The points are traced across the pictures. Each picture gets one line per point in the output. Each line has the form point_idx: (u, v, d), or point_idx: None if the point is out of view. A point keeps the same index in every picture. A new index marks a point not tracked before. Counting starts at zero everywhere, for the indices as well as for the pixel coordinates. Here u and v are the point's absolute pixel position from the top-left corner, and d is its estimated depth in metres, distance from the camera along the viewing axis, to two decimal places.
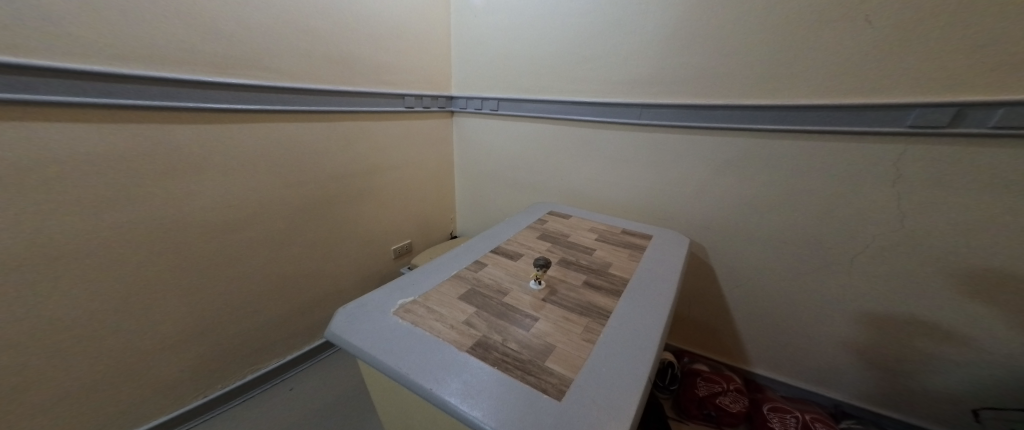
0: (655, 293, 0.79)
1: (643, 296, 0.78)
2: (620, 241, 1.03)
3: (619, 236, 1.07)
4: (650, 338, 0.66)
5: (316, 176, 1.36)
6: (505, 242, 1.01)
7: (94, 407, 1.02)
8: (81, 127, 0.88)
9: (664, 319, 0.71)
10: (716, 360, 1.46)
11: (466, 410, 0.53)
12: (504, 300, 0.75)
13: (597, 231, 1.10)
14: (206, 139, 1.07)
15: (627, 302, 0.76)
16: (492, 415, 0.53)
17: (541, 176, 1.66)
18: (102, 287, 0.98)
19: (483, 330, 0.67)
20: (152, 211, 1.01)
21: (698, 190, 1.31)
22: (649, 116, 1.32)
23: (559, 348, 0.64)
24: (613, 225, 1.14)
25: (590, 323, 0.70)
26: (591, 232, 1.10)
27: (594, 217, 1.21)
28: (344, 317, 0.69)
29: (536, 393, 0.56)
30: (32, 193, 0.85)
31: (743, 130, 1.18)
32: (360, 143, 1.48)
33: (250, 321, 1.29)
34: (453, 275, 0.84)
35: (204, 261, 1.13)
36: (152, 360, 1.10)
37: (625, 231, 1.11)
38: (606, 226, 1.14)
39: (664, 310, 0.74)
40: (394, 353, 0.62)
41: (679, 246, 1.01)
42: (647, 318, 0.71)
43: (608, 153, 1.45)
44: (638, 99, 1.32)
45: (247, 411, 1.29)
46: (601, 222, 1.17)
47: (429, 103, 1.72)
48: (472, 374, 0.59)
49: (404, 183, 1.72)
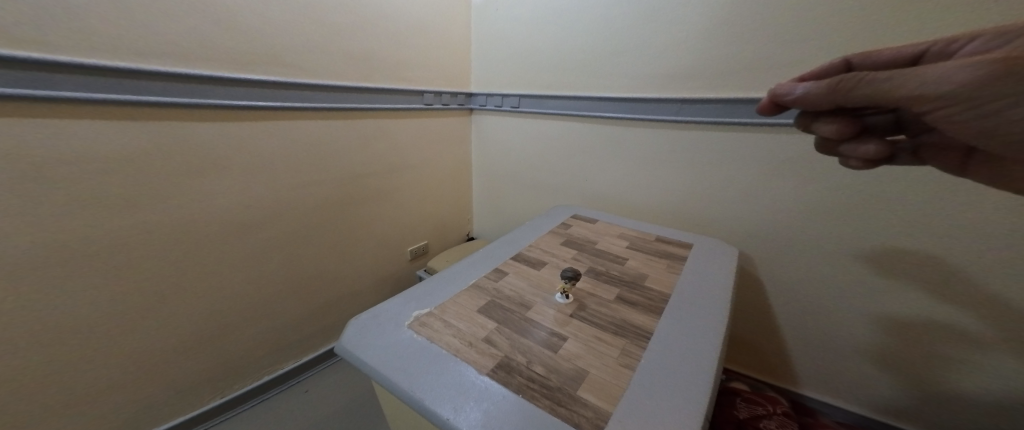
0: (702, 311, 0.70)
1: (688, 313, 0.69)
2: (655, 250, 0.94)
3: (653, 243, 0.98)
4: (702, 366, 0.58)
5: (333, 175, 1.33)
6: (527, 248, 0.95)
7: (112, 410, 1.00)
8: (101, 122, 0.86)
9: (719, 343, 0.63)
10: (756, 378, 1.36)
11: None
12: (527, 314, 0.70)
13: (627, 238, 1.01)
14: (224, 137, 1.05)
15: (669, 320, 0.68)
16: None
17: (563, 177, 1.57)
18: (122, 286, 0.95)
19: (505, 350, 0.61)
20: (172, 210, 1.00)
21: (739, 193, 1.20)
22: (688, 113, 1.22)
23: (592, 374, 0.57)
24: (645, 232, 1.05)
25: (626, 345, 0.63)
26: (621, 238, 1.01)
27: (623, 222, 1.12)
28: (356, 329, 0.68)
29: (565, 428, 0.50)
30: (54, 190, 0.83)
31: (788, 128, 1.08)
32: (379, 141, 1.44)
33: (267, 322, 1.27)
34: (472, 284, 0.80)
35: (222, 260, 1.11)
36: (170, 361, 1.07)
37: (659, 238, 1.02)
38: (637, 233, 1.05)
39: (718, 332, 0.65)
40: (406, 372, 0.58)
41: (722, 255, 0.91)
42: (697, 341, 0.63)
43: (639, 153, 1.34)
44: (677, 95, 1.22)
45: (264, 414, 1.27)
46: (631, 227, 1.08)
47: (449, 101, 1.66)
48: (492, 401, 0.53)
49: (422, 182, 1.67)
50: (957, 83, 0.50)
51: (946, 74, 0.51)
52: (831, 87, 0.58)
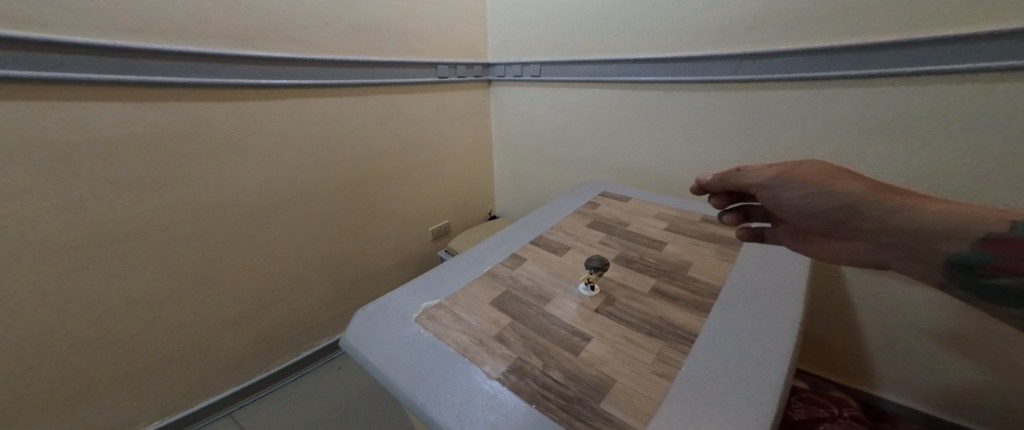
0: (764, 309, 0.58)
1: (744, 311, 0.58)
2: (702, 234, 0.81)
3: (697, 225, 0.85)
4: (765, 378, 0.47)
5: (348, 156, 1.27)
6: (548, 232, 0.86)
7: (149, 392, 1.03)
8: (107, 105, 0.81)
9: (791, 351, 0.51)
10: (819, 377, 1.21)
11: None
12: (545, 309, 0.62)
13: (665, 219, 0.89)
14: (234, 119, 1.00)
15: (721, 320, 0.57)
16: None
17: (592, 150, 1.44)
18: (147, 275, 0.95)
19: (518, 351, 0.54)
20: (189, 196, 0.97)
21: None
22: (748, 71, 1.02)
23: (620, 382, 0.48)
24: (687, 211, 0.92)
25: (664, 348, 0.53)
26: (657, 218, 0.89)
27: (659, 199, 0.99)
28: (362, 321, 0.62)
29: None
30: (71, 179, 0.80)
31: (888, 77, 0.85)
32: (393, 118, 1.37)
33: (291, 305, 1.27)
34: (486, 272, 0.73)
35: (242, 246, 1.10)
36: (200, 346, 1.09)
37: (706, 218, 0.88)
38: (678, 212, 0.91)
39: (788, 337, 0.52)
40: (408, 372, 0.52)
41: None
42: (758, 346, 0.51)
43: (680, 120, 1.18)
44: (733, 50, 1.03)
45: (296, 392, 1.29)
46: (669, 206, 0.95)
47: (464, 73, 1.55)
48: (501, 413, 0.46)
49: (441, 161, 1.60)
50: (769, 176, 0.58)
51: (760, 172, 0.59)
52: (718, 175, 0.64)
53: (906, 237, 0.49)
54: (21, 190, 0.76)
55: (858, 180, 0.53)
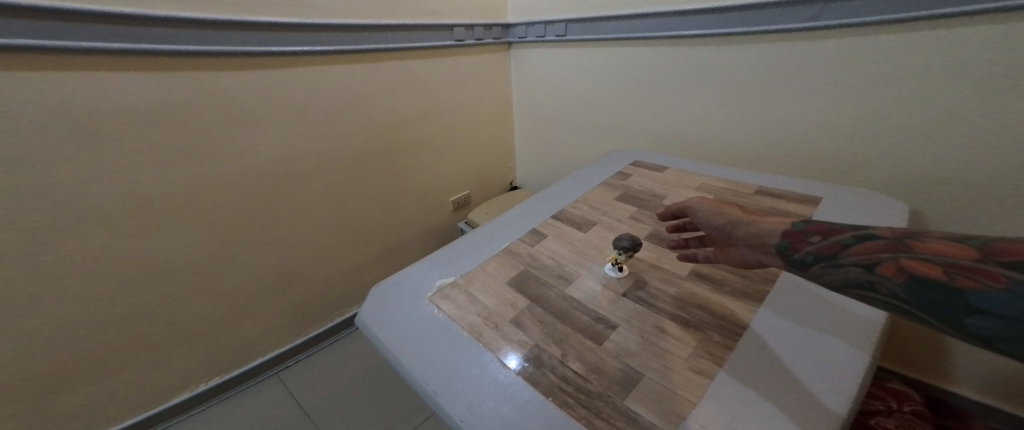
0: (828, 306, 0.50)
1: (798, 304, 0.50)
2: (757, 208, 0.71)
3: (750, 199, 0.74)
4: (824, 390, 0.39)
5: (364, 126, 1.23)
6: (571, 206, 0.78)
7: (186, 360, 1.06)
8: (124, 76, 0.79)
9: (862, 365, 0.42)
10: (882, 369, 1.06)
11: None
12: (567, 292, 0.57)
13: (709, 192, 0.79)
14: (250, 89, 0.96)
15: (774, 313, 0.50)
16: None
17: (621, 116, 1.32)
18: (175, 250, 0.95)
19: (536, 338, 0.49)
20: (209, 171, 0.95)
21: (881, 126, 0.85)
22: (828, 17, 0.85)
23: (650, 379, 0.43)
24: (736, 183, 0.81)
25: (704, 342, 0.47)
26: (699, 191, 0.79)
27: (701, 169, 0.89)
28: (376, 299, 0.59)
29: None
30: (92, 155, 0.79)
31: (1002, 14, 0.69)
32: (408, 85, 1.30)
33: (315, 278, 1.28)
34: (504, 249, 0.67)
35: (265, 220, 1.09)
36: (231, 317, 1.11)
37: (761, 189, 0.77)
38: (726, 184, 0.81)
39: (861, 347, 0.44)
40: (420, 356, 0.48)
41: (847, 211, 0.67)
42: (820, 349, 0.44)
43: (727, 80, 1.03)
44: None
45: (323, 360, 1.31)
46: (712, 176, 0.85)
47: (482, 35, 1.45)
48: (515, 407, 0.41)
49: (459, 131, 1.54)
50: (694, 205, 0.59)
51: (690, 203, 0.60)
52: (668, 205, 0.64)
53: (765, 241, 0.48)
54: (47, 169, 0.75)
55: (741, 210, 0.54)
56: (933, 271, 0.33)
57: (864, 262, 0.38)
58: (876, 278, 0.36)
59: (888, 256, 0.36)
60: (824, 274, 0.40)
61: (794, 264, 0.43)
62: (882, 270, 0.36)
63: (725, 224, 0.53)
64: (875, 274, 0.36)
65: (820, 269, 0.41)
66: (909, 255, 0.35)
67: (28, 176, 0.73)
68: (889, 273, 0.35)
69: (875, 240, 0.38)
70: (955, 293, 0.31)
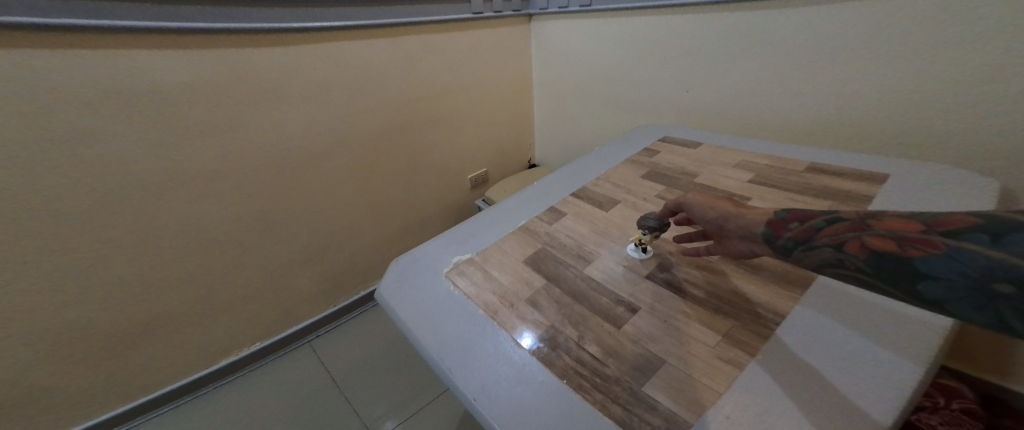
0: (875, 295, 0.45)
1: (841, 294, 0.46)
2: (806, 186, 0.66)
3: (797, 176, 0.69)
4: (859, 400, 0.35)
5: (384, 104, 1.21)
6: (593, 184, 0.75)
7: (220, 332, 1.11)
8: (155, 54, 0.79)
9: (915, 380, 0.36)
10: None
11: None
12: (586, 272, 0.54)
13: (748, 169, 0.73)
14: (274, 67, 0.96)
15: (814, 301, 0.46)
16: None
17: (645, 89, 1.24)
18: (207, 227, 0.97)
19: (552, 319, 0.47)
20: (235, 149, 0.96)
21: (981, 96, 0.69)
22: None
23: (674, 365, 0.41)
24: (781, 159, 0.75)
25: (735, 329, 0.44)
26: (737, 168, 0.74)
27: (741, 145, 0.83)
28: (395, 273, 0.58)
29: None
30: (126, 133, 0.80)
31: None
32: (427, 61, 1.27)
33: (340, 255, 1.30)
34: (521, 227, 0.65)
35: (290, 197, 1.10)
36: (261, 292, 1.15)
37: (814, 166, 0.71)
38: (770, 160, 0.75)
39: (912, 338, 0.40)
40: (435, 332, 0.48)
41: (912, 188, 0.60)
42: (862, 340, 0.40)
43: (780, 47, 0.90)
44: None
45: (346, 332, 1.35)
46: (757, 152, 0.79)
47: (502, 7, 1.38)
48: (528, 387, 0.40)
49: (477, 107, 1.50)
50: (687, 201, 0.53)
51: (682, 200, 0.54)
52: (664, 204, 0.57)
53: (752, 231, 0.44)
54: (89, 147, 0.77)
55: (734, 203, 0.50)
56: (887, 244, 0.31)
57: (829, 241, 0.36)
58: (843, 257, 0.34)
59: (852, 234, 0.35)
60: (798, 256, 0.38)
61: (772, 250, 0.41)
62: (845, 248, 0.34)
63: (717, 217, 0.49)
64: (839, 252, 0.35)
65: (793, 252, 0.39)
66: (870, 232, 0.33)
67: (70, 153, 0.76)
68: (852, 250, 0.34)
69: (839, 219, 0.37)
70: (911, 265, 0.30)
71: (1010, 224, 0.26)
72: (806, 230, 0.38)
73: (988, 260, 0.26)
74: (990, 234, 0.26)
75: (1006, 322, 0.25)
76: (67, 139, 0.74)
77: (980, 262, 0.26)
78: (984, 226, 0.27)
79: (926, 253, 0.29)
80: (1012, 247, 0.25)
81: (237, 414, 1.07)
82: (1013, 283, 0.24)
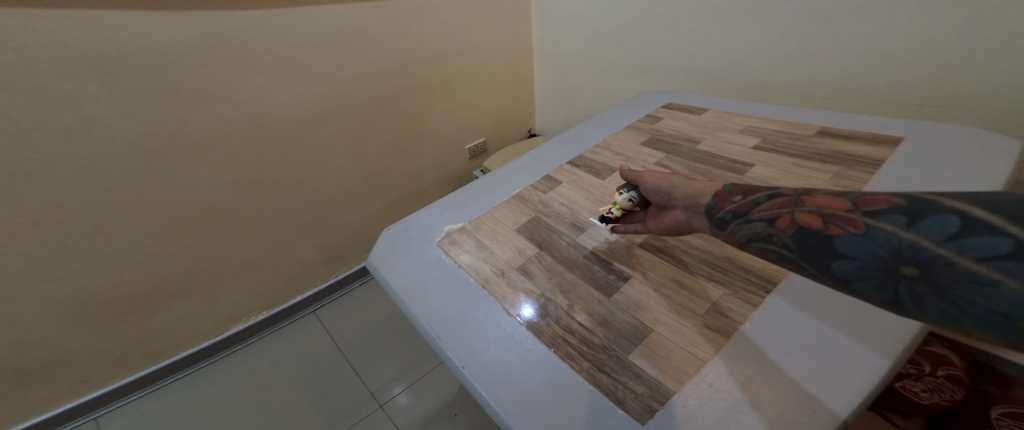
0: None
1: None
2: (813, 152, 0.63)
3: (804, 141, 0.66)
4: (843, 369, 0.35)
5: (375, 69, 1.17)
6: (591, 152, 0.72)
7: (223, 300, 1.13)
8: (129, 15, 0.75)
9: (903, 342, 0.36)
10: None
11: (494, 405, 0.37)
12: (579, 241, 0.53)
13: (755, 135, 0.71)
14: (258, 29, 0.91)
15: None
16: (524, 421, 0.35)
17: (650, 54, 1.18)
18: (201, 197, 0.97)
19: (542, 287, 0.47)
20: (224, 117, 0.93)
21: (1007, 54, 0.65)
22: None
23: (661, 332, 0.41)
24: (792, 124, 0.72)
25: (724, 297, 0.43)
26: (743, 134, 0.72)
27: (750, 110, 0.79)
28: (387, 242, 0.58)
29: (604, 404, 0.36)
30: (109, 101, 0.78)
31: None
32: (420, 22, 1.21)
33: (338, 225, 1.30)
34: (515, 195, 0.64)
35: (284, 167, 1.09)
36: (261, 262, 1.16)
37: (825, 130, 0.68)
38: (779, 125, 0.72)
39: None
40: (425, 301, 0.48)
41: (926, 151, 0.58)
42: (858, 312, 0.39)
43: (798, 5, 0.83)
44: None
45: (348, 301, 1.37)
46: (767, 117, 0.76)
47: None
48: (515, 355, 0.40)
49: (474, 73, 1.45)
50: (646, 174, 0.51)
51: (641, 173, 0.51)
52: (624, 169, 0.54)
53: (698, 202, 0.42)
54: (71, 114, 0.75)
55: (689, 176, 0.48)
56: (812, 220, 0.30)
57: (763, 215, 0.35)
58: (772, 232, 0.33)
59: (785, 210, 0.33)
60: (732, 229, 0.37)
61: (710, 222, 0.40)
62: (775, 223, 0.33)
63: (666, 188, 0.47)
64: (769, 227, 0.33)
65: (728, 223, 0.38)
66: (801, 207, 0.32)
67: (54, 121, 0.74)
68: (781, 225, 0.33)
69: (778, 194, 0.35)
70: (829, 244, 0.29)
71: (929, 203, 0.25)
72: (746, 203, 0.37)
73: (901, 242, 0.25)
74: (909, 214, 0.25)
75: (899, 303, 0.25)
76: (48, 106, 0.73)
77: (894, 243, 0.25)
78: (906, 207, 0.26)
79: (845, 231, 0.28)
80: (926, 231, 0.24)
81: (247, 379, 1.12)
82: (919, 266, 0.24)
